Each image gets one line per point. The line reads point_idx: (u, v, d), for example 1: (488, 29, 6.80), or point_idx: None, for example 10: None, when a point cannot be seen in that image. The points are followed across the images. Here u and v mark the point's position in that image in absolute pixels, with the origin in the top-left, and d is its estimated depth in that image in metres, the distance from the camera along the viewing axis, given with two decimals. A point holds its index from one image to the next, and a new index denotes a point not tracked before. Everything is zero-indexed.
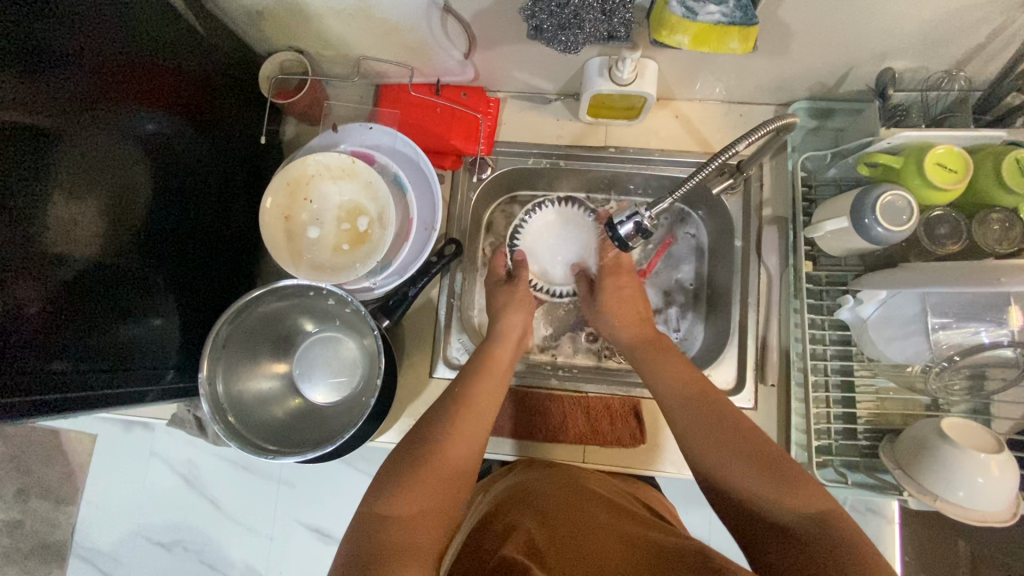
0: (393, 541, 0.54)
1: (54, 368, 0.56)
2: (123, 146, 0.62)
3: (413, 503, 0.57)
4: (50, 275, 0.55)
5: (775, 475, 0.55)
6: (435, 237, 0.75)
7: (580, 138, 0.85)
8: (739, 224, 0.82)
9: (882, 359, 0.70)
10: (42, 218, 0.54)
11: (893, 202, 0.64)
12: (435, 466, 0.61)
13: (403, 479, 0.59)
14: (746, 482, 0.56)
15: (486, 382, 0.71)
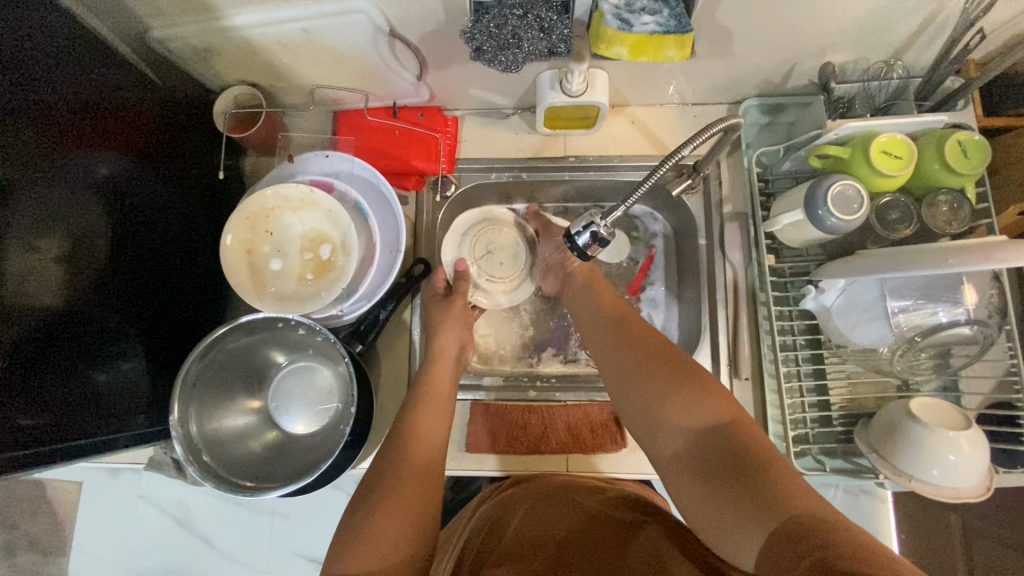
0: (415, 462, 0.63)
1: (21, 424, 0.55)
2: (79, 191, 0.61)
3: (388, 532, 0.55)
4: (10, 328, 0.54)
5: (702, 390, 0.55)
6: (400, 258, 0.75)
7: (539, 149, 0.86)
8: (701, 223, 0.84)
9: (849, 344, 0.71)
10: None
11: (843, 192, 0.65)
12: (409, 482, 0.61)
13: (378, 501, 0.57)
14: (677, 403, 0.55)
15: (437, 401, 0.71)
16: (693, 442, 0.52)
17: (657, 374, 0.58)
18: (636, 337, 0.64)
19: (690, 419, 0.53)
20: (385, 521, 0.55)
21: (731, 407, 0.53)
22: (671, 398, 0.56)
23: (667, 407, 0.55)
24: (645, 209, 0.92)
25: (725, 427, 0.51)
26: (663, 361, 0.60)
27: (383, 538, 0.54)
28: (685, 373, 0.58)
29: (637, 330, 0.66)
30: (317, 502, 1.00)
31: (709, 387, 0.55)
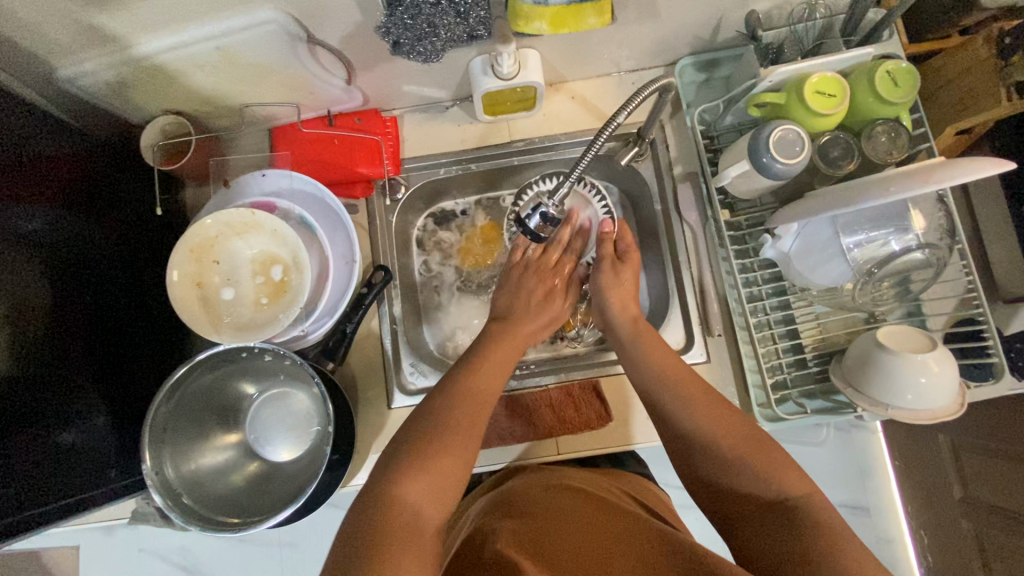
0: (406, 524, 0.51)
1: None
2: (8, 250, 0.59)
3: (424, 479, 0.55)
4: None
5: (776, 460, 0.56)
6: (357, 267, 0.73)
7: (484, 138, 0.85)
8: (655, 188, 0.84)
9: (812, 286, 0.72)
10: None
11: (783, 137, 0.66)
12: (463, 420, 0.61)
13: (408, 472, 0.55)
14: (753, 471, 0.56)
15: (498, 354, 0.71)
16: (764, 502, 0.54)
17: (725, 438, 0.58)
18: (681, 380, 0.64)
19: (763, 488, 0.55)
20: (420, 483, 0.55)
21: (801, 478, 0.55)
22: (744, 465, 0.56)
23: (739, 470, 0.56)
24: (601, 183, 0.93)
25: (799, 499, 0.53)
26: (724, 416, 0.60)
27: (416, 491, 0.54)
28: (751, 436, 0.58)
29: (692, 372, 0.66)
30: (319, 526, 0.98)
31: (777, 453, 0.56)
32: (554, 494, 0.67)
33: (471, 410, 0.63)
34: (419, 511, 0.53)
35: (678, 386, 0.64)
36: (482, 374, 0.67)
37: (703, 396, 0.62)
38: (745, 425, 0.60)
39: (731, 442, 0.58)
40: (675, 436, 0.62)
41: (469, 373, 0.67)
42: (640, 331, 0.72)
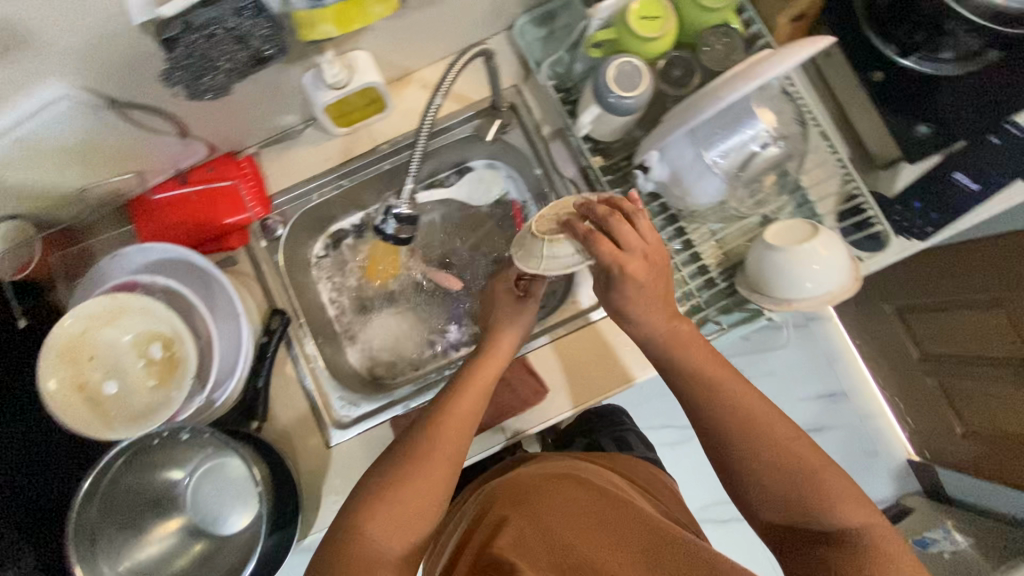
0: (363, 556, 0.56)
1: None
2: None
3: (380, 542, 0.57)
4: None
5: (833, 482, 0.58)
6: (246, 320, 0.70)
7: (348, 152, 0.82)
8: (531, 154, 0.83)
9: (698, 205, 0.72)
10: None
11: (620, 71, 0.65)
12: (425, 466, 0.62)
13: (372, 509, 0.59)
14: (800, 485, 0.58)
15: (466, 399, 0.66)
16: (815, 532, 0.58)
17: (773, 448, 0.60)
18: (714, 378, 0.63)
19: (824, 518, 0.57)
20: (380, 520, 0.58)
21: (863, 509, 0.57)
22: (797, 489, 0.58)
23: (792, 494, 0.59)
24: (485, 159, 0.91)
25: (860, 533, 0.56)
26: (753, 421, 0.61)
27: (378, 524, 0.58)
28: (809, 447, 0.60)
29: (714, 374, 0.63)
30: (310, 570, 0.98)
31: (834, 480, 0.58)
32: (548, 482, 0.69)
33: (426, 461, 0.62)
34: (382, 544, 0.57)
35: (709, 395, 0.62)
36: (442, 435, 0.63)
37: (755, 413, 0.62)
38: (802, 450, 0.60)
39: (791, 453, 0.60)
40: (711, 446, 0.63)
41: (428, 421, 0.65)
42: (687, 346, 0.63)
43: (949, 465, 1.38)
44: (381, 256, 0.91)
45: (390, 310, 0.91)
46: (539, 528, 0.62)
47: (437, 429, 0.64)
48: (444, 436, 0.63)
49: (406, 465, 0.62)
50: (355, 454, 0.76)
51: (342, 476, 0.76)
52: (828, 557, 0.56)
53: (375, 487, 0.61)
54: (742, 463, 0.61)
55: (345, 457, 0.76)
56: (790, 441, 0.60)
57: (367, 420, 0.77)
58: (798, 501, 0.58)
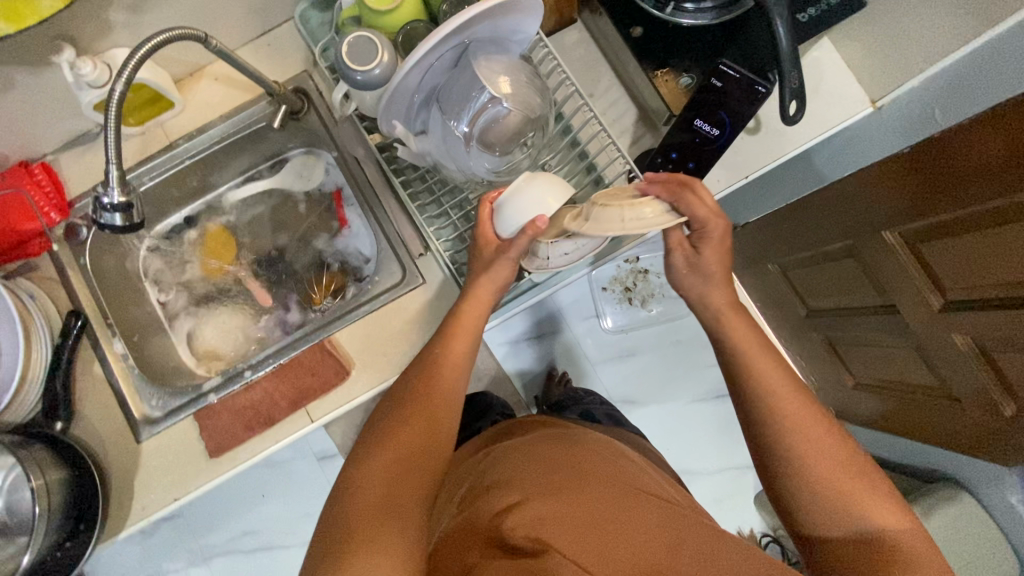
0: (366, 506, 0.54)
1: None
2: None
3: (380, 477, 0.56)
4: None
5: (851, 484, 0.56)
6: (17, 320, 0.71)
7: (145, 150, 0.82)
8: (327, 139, 0.85)
9: (466, 176, 0.71)
10: None
11: (354, 45, 0.65)
12: (425, 408, 0.62)
13: (371, 458, 0.58)
14: (827, 498, 0.56)
15: (457, 345, 0.66)
16: (862, 533, 0.55)
17: (803, 444, 0.57)
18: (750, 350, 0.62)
19: (849, 525, 0.55)
20: (384, 467, 0.57)
21: (891, 508, 0.56)
22: (823, 490, 0.56)
23: (823, 502, 0.56)
24: (303, 146, 0.91)
25: (895, 533, 0.55)
26: (809, 418, 0.58)
27: (388, 470, 0.56)
28: (841, 452, 0.57)
29: (744, 342, 0.63)
30: None
31: (860, 483, 0.56)
32: (552, 455, 0.70)
33: (430, 402, 0.62)
34: (390, 492, 0.55)
35: (753, 371, 0.61)
36: (443, 365, 0.65)
37: (784, 404, 0.59)
38: (845, 450, 0.58)
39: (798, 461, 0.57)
40: (761, 428, 0.60)
41: (428, 369, 0.64)
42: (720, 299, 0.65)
43: (855, 422, 1.35)
44: (214, 247, 0.94)
45: (221, 304, 0.93)
46: (552, 501, 0.61)
47: (437, 371, 0.64)
48: (448, 377, 0.64)
49: (409, 408, 0.61)
50: (163, 451, 0.77)
51: (150, 472, 0.76)
52: (848, 553, 0.55)
53: (378, 435, 0.60)
54: (780, 457, 0.58)
55: (154, 453, 0.77)
56: (826, 439, 0.57)
57: (177, 412, 0.78)
58: (841, 495, 0.56)
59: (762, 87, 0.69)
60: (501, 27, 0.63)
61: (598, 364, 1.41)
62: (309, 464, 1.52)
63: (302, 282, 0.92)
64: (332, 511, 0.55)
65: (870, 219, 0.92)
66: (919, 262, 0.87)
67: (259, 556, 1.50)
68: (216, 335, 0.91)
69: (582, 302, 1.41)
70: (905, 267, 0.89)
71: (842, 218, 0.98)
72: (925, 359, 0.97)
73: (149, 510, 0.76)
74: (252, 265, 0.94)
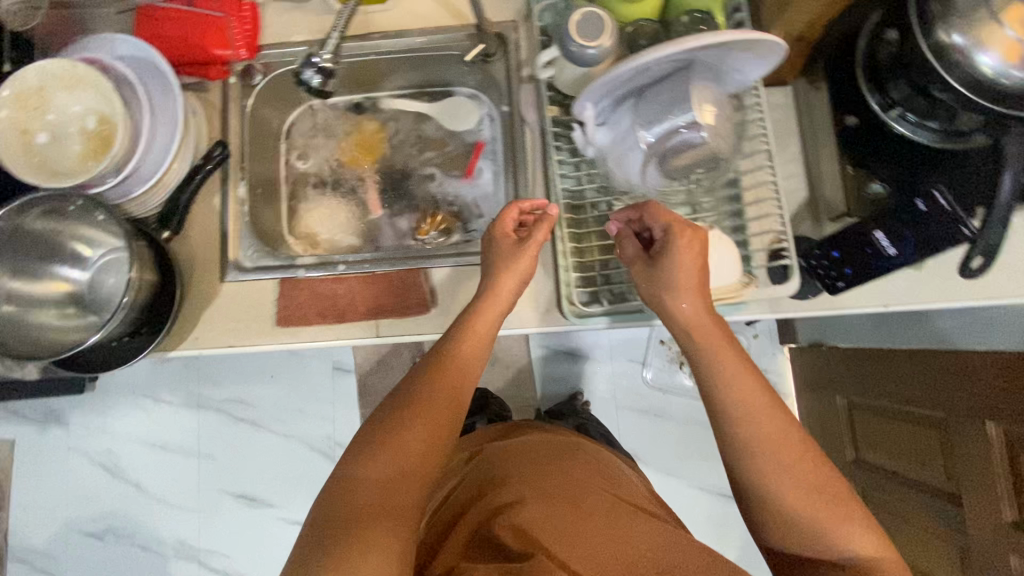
0: (359, 508, 0.52)
1: None
2: None
3: (378, 467, 0.55)
4: None
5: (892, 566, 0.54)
6: (180, 131, 0.75)
7: (341, 29, 0.85)
8: (505, 89, 0.85)
9: (627, 181, 0.72)
10: None
11: (586, 18, 0.65)
12: (429, 414, 0.59)
13: (372, 447, 0.57)
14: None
15: (467, 354, 0.65)
16: None
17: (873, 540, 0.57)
18: None
19: None
20: (382, 468, 0.55)
21: None
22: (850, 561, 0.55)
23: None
24: (472, 89, 0.94)
25: None
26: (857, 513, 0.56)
27: (382, 469, 0.55)
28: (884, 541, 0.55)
29: None
30: None
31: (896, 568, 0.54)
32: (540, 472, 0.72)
33: (436, 404, 0.60)
34: (386, 495, 0.54)
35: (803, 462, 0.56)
36: (466, 339, 0.66)
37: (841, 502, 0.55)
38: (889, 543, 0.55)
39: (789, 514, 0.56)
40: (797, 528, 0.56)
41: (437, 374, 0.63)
42: None
43: None
44: (356, 140, 0.96)
45: (336, 196, 0.96)
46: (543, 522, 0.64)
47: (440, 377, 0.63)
48: (460, 365, 0.65)
49: (407, 413, 0.59)
50: (239, 297, 0.80)
51: (220, 312, 0.80)
52: None
53: (371, 438, 0.57)
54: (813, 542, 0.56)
55: (231, 296, 0.80)
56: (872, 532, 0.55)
57: (268, 270, 0.81)
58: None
59: (965, 228, 0.64)
60: (730, 59, 0.62)
61: (628, 409, 1.38)
62: (324, 367, 1.57)
63: (416, 208, 0.94)
64: (323, 510, 0.53)
65: (976, 401, 0.86)
66: (1011, 471, 0.81)
67: (245, 428, 1.56)
68: (321, 220, 0.94)
69: (640, 344, 1.39)
70: (992, 463, 0.83)
71: (944, 392, 0.92)
72: (963, 561, 0.91)
73: (206, 345, 0.79)
74: (379, 172, 0.97)
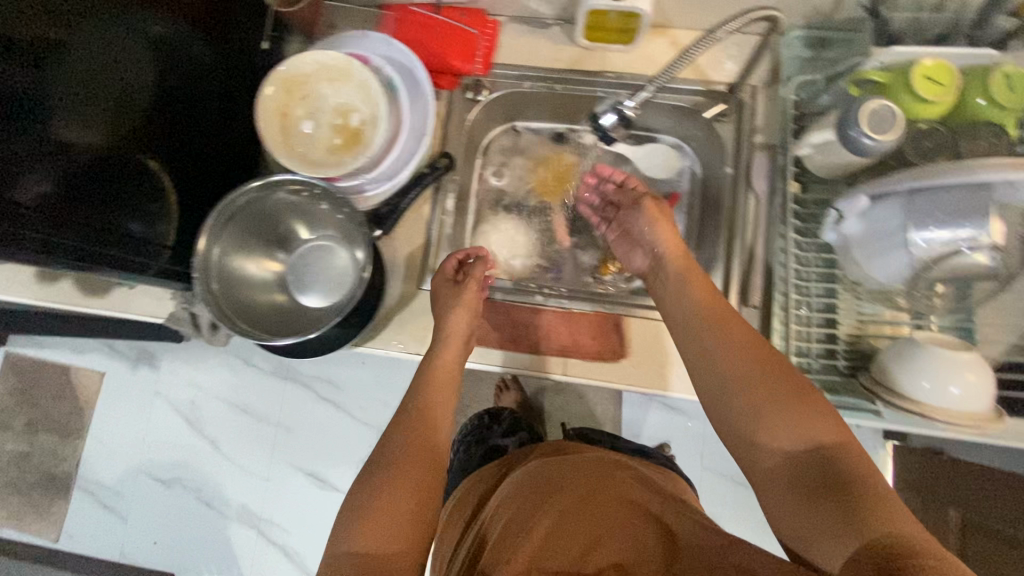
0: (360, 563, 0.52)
1: (49, 233, 0.59)
2: (122, 38, 0.64)
3: (370, 520, 0.55)
4: (44, 154, 0.58)
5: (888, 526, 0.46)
6: (426, 143, 0.76)
7: (577, 62, 0.85)
8: (730, 151, 0.84)
9: (868, 278, 0.70)
10: (37, 98, 0.57)
11: (878, 111, 0.64)
12: (403, 474, 0.59)
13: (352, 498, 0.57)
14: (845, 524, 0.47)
15: (423, 422, 0.66)
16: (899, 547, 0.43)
17: None
18: None
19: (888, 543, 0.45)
20: (347, 528, 0.55)
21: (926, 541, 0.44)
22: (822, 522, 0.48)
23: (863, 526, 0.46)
24: (676, 139, 0.93)
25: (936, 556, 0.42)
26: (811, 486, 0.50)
27: (368, 526, 0.55)
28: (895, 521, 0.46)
29: None
30: None
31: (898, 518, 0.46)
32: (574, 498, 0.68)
33: (418, 460, 0.61)
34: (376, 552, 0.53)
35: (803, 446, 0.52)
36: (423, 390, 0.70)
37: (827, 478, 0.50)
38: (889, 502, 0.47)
39: (751, 418, 0.55)
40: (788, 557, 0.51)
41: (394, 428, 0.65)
42: None
43: None
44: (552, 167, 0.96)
45: (521, 218, 0.95)
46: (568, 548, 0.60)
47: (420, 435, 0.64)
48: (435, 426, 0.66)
49: (395, 472, 0.59)
50: None
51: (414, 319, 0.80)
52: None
53: (374, 488, 0.58)
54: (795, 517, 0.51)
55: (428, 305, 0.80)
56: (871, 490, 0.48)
57: None
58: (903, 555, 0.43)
59: None
60: None
61: None
62: None
63: (600, 246, 0.93)
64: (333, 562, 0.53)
65: None
66: None
67: (326, 408, 1.52)
68: (502, 240, 0.94)
69: None
70: None
71: None
72: None
73: (397, 349, 0.78)
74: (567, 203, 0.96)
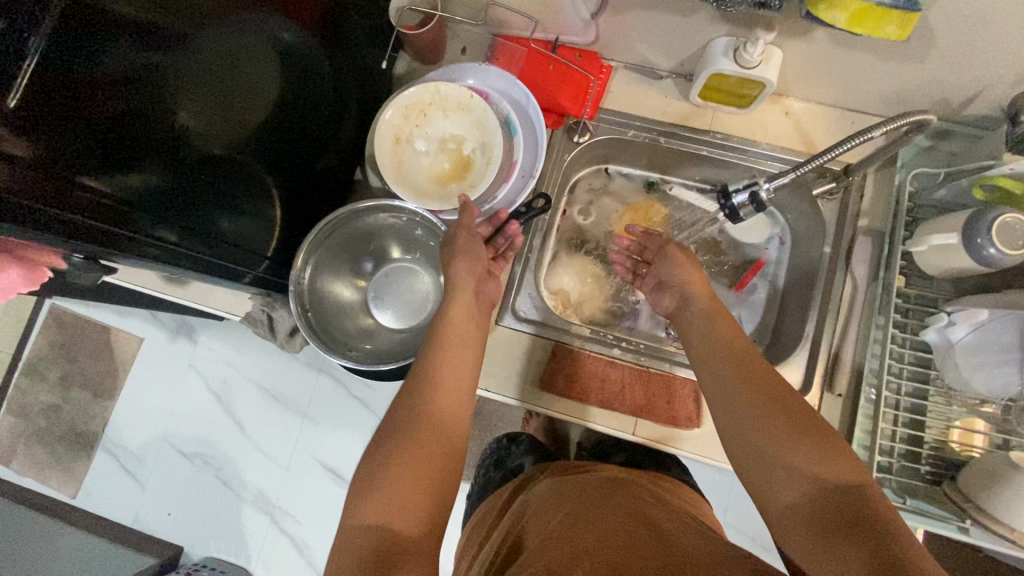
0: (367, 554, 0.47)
1: (159, 236, 0.55)
2: (258, 45, 0.60)
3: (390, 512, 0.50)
4: (169, 150, 0.54)
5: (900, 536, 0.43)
6: (531, 184, 0.79)
7: (685, 118, 0.84)
8: (831, 230, 0.82)
9: (968, 387, 0.68)
10: (169, 94, 0.52)
11: (1010, 224, 0.63)
12: (412, 458, 0.53)
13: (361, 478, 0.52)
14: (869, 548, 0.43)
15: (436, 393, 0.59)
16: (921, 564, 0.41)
17: None
18: None
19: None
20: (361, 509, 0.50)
21: None
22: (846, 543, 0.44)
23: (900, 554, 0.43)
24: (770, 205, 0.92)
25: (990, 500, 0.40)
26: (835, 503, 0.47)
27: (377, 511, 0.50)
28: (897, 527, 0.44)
29: None
30: None
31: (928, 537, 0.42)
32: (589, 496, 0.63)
33: (425, 443, 0.55)
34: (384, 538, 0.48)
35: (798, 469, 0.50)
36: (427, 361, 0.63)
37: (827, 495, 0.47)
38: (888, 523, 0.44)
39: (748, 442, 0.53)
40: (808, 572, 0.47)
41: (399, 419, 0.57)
42: None
43: None
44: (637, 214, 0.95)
45: (600, 262, 0.94)
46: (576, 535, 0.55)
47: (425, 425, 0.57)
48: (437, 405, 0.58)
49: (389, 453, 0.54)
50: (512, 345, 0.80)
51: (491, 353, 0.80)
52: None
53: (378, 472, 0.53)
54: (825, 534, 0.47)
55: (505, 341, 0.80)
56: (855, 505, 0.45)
57: (545, 328, 0.81)
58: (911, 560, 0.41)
59: None
60: None
61: None
62: None
63: None
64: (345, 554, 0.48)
65: None
66: None
67: (355, 406, 1.42)
68: (581, 281, 0.93)
69: None
70: None
71: None
72: None
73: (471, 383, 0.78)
74: None
